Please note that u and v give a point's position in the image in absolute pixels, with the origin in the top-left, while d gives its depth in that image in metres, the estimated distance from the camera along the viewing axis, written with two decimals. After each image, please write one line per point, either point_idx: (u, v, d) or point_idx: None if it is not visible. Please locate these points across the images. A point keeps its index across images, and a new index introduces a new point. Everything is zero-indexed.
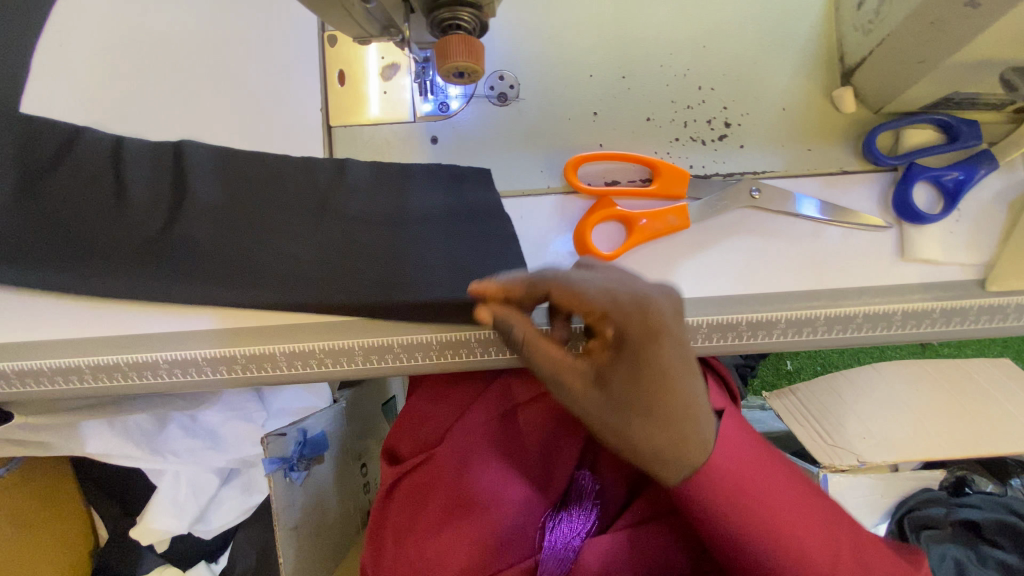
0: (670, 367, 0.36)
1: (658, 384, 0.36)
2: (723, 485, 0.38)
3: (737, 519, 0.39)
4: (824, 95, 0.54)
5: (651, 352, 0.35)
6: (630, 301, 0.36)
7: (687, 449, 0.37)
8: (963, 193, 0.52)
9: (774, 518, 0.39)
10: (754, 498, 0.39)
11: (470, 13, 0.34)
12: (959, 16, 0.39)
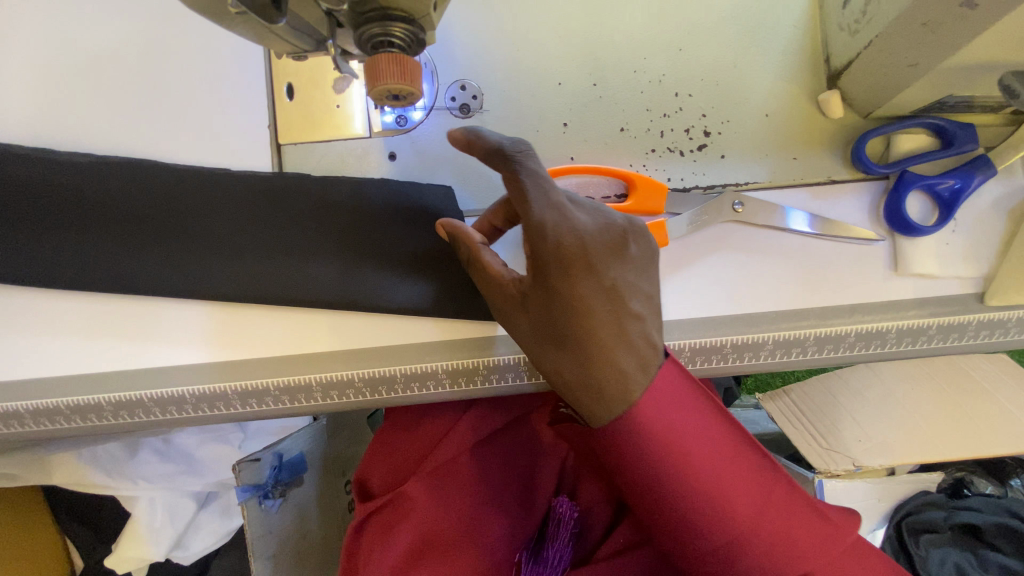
0: (587, 297, 0.37)
1: (574, 311, 0.38)
2: (654, 436, 0.38)
3: (665, 465, 0.38)
4: (810, 100, 0.50)
5: (565, 280, 0.37)
6: (550, 231, 0.36)
7: (612, 383, 0.38)
8: (960, 200, 0.49)
9: (704, 485, 0.38)
10: (687, 449, 0.38)
11: (403, 29, 0.31)
12: (954, 17, 0.35)
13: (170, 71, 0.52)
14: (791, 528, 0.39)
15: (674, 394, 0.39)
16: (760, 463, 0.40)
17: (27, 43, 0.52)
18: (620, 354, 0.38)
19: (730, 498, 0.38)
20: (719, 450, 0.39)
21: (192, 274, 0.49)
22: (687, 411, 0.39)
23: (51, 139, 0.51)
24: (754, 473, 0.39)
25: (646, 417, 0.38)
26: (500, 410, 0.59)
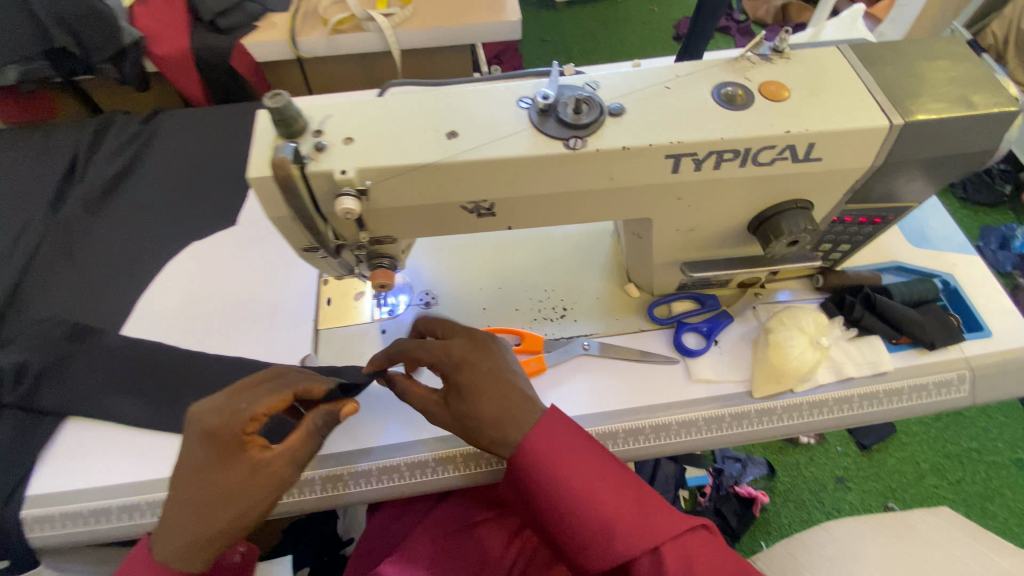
0: (477, 376, 0.62)
1: (465, 390, 0.62)
2: (542, 450, 0.59)
3: (550, 473, 0.58)
4: (620, 288, 0.89)
5: (462, 369, 0.63)
6: (438, 349, 0.65)
7: (499, 428, 0.60)
8: (714, 335, 0.83)
9: (579, 485, 0.58)
10: (564, 462, 0.58)
11: (388, 261, 0.67)
12: (639, 242, 0.74)
13: (257, 296, 0.91)
14: (644, 513, 0.57)
15: (553, 424, 0.60)
16: (618, 471, 0.60)
17: (177, 289, 0.93)
18: (509, 401, 0.61)
19: (596, 495, 0.57)
20: (589, 470, 0.59)
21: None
22: (565, 437, 0.59)
23: (177, 338, 0.87)
24: (613, 477, 0.59)
25: (534, 440, 0.59)
26: (456, 512, 0.81)
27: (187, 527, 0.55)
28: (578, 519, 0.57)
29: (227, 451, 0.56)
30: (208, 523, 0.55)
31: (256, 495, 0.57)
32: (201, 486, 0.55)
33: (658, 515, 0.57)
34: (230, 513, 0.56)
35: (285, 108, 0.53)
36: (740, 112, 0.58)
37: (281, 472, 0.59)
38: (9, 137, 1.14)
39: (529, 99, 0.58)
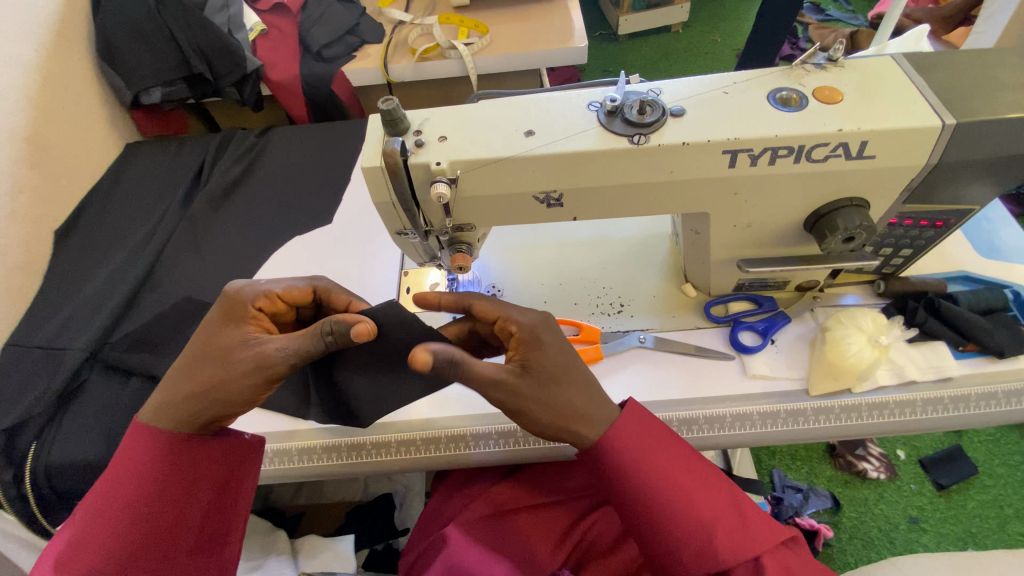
0: (560, 346, 0.65)
1: (551, 353, 0.64)
2: (643, 446, 0.63)
3: (654, 470, 0.62)
4: (677, 288, 0.93)
5: (547, 337, 0.65)
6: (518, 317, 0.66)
7: (585, 397, 0.64)
8: (771, 333, 0.85)
9: (681, 485, 0.62)
10: (665, 462, 0.63)
11: (466, 246, 0.76)
12: (697, 239, 0.79)
13: (344, 284, 1.03)
14: (743, 521, 0.62)
15: (649, 423, 0.65)
16: (712, 476, 0.65)
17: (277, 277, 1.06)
18: (590, 376, 0.66)
19: (699, 497, 0.62)
20: (689, 472, 0.63)
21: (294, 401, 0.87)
22: (662, 438, 0.65)
23: None
24: (710, 482, 0.64)
25: (631, 432, 0.64)
26: (517, 491, 0.85)
27: (182, 387, 0.64)
28: (684, 525, 0.61)
29: (239, 320, 0.67)
30: (197, 391, 0.63)
31: (237, 367, 0.63)
32: (210, 339, 0.66)
33: (755, 523, 0.62)
34: (214, 380, 0.63)
35: (393, 110, 0.64)
36: (794, 114, 0.63)
37: (252, 355, 0.63)
38: (150, 148, 1.36)
39: (598, 103, 0.66)
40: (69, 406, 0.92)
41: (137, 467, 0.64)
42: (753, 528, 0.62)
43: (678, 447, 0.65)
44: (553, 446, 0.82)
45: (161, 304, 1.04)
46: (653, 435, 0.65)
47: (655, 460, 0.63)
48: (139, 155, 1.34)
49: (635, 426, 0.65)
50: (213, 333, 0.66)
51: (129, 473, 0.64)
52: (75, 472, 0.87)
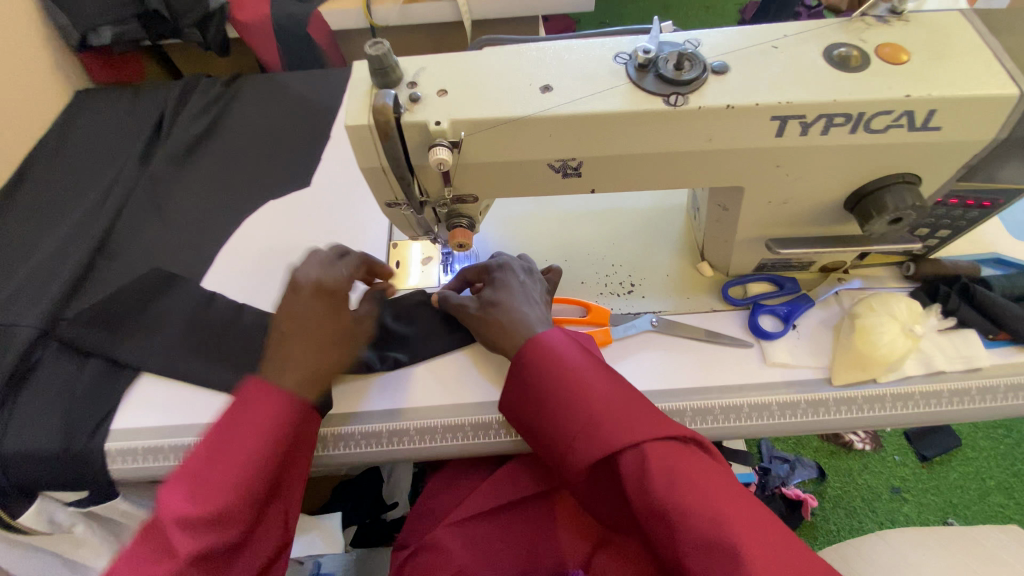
0: (512, 287, 0.73)
1: (502, 291, 0.72)
2: (564, 366, 0.63)
3: (573, 387, 0.61)
4: (692, 266, 0.86)
5: (506, 280, 0.74)
6: (495, 267, 0.76)
7: (526, 327, 0.68)
8: (793, 319, 0.79)
9: (601, 407, 0.59)
10: (586, 386, 0.61)
11: (467, 220, 0.67)
12: (723, 214, 0.70)
13: (327, 256, 0.94)
14: (670, 459, 0.56)
15: (584, 353, 0.64)
16: (651, 410, 0.60)
17: (251, 247, 0.96)
18: (537, 316, 0.69)
19: (620, 423, 0.58)
20: (615, 396, 0.60)
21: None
22: (594, 366, 0.63)
23: (250, 292, 0.91)
24: (644, 412, 0.59)
25: (555, 352, 0.64)
26: (516, 483, 0.78)
27: (296, 370, 0.66)
28: (599, 443, 0.58)
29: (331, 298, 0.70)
30: (315, 373, 0.67)
31: (339, 355, 0.70)
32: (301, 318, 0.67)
33: (686, 468, 0.55)
34: (322, 365, 0.68)
35: (384, 57, 0.53)
36: (853, 75, 0.54)
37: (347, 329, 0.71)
38: (102, 97, 1.21)
39: (627, 55, 0.56)
40: (21, 389, 0.81)
41: (258, 449, 0.60)
42: (691, 492, 0.54)
43: (625, 393, 0.61)
44: None
45: (123, 276, 0.93)
46: (596, 376, 0.62)
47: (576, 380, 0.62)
48: (89, 105, 1.19)
49: (576, 366, 0.62)
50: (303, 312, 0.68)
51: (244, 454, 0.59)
52: (31, 463, 0.77)
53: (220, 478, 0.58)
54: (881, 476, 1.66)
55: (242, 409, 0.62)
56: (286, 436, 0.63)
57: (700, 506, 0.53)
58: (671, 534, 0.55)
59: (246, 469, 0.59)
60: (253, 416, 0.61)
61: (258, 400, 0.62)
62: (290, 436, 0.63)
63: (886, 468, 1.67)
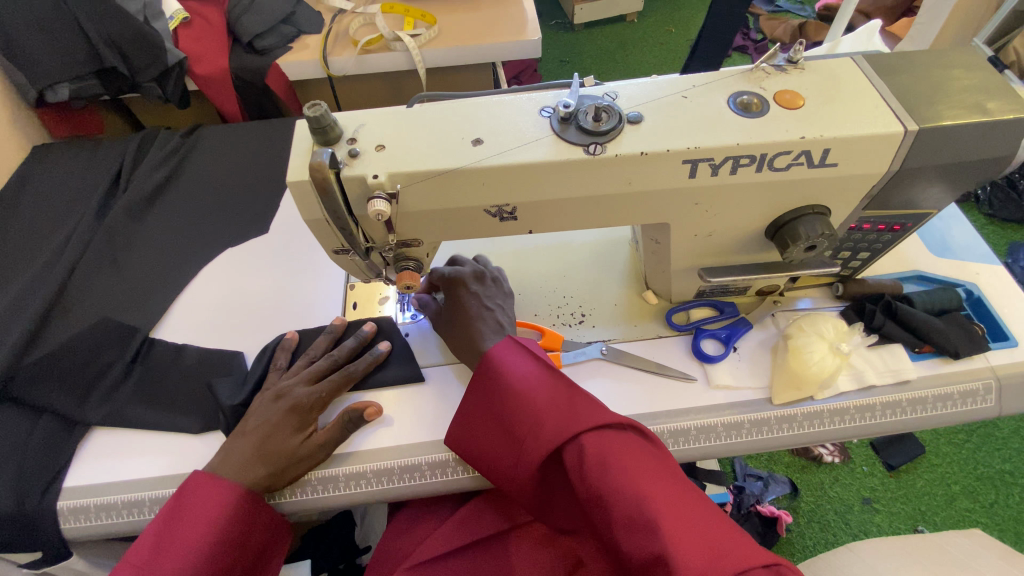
0: (464, 296, 0.78)
1: (453, 305, 0.78)
2: (508, 370, 0.66)
3: (515, 392, 0.64)
4: (638, 294, 0.90)
5: (455, 292, 0.78)
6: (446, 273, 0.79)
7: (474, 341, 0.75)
8: (733, 341, 0.83)
9: (541, 409, 0.62)
10: (527, 388, 0.64)
11: (415, 263, 0.70)
12: (657, 247, 0.75)
13: (285, 300, 0.96)
14: (610, 450, 0.57)
15: (525, 356, 0.67)
16: (593, 404, 0.62)
17: (208, 295, 0.97)
18: (483, 328, 0.75)
19: (559, 421, 0.60)
20: (555, 395, 0.63)
21: (227, 388, 0.84)
22: (535, 369, 0.65)
23: (208, 340, 0.92)
24: (586, 406, 0.61)
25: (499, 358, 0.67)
26: (468, 525, 0.79)
27: (258, 442, 0.74)
28: (542, 443, 0.60)
29: (330, 392, 0.80)
30: (267, 453, 0.74)
31: (303, 451, 0.75)
32: (298, 395, 0.78)
33: (626, 458, 0.57)
34: (278, 449, 0.74)
35: (322, 117, 0.56)
36: (755, 120, 0.60)
37: (302, 423, 0.77)
38: (60, 151, 1.21)
39: (551, 108, 0.61)
40: None
41: (203, 536, 0.68)
42: (622, 473, 0.55)
43: (566, 389, 0.63)
44: None
45: (77, 328, 0.92)
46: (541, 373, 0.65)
47: (518, 383, 0.64)
48: (47, 160, 1.20)
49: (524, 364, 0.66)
50: (306, 392, 0.78)
51: (193, 541, 0.67)
52: None
53: (168, 561, 0.65)
54: (852, 488, 1.69)
55: (194, 494, 0.71)
56: (232, 526, 0.70)
57: (631, 486, 0.54)
58: (609, 522, 0.55)
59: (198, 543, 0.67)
60: (203, 506, 0.70)
61: (205, 488, 0.71)
62: (237, 526, 0.70)
63: (855, 480, 1.70)
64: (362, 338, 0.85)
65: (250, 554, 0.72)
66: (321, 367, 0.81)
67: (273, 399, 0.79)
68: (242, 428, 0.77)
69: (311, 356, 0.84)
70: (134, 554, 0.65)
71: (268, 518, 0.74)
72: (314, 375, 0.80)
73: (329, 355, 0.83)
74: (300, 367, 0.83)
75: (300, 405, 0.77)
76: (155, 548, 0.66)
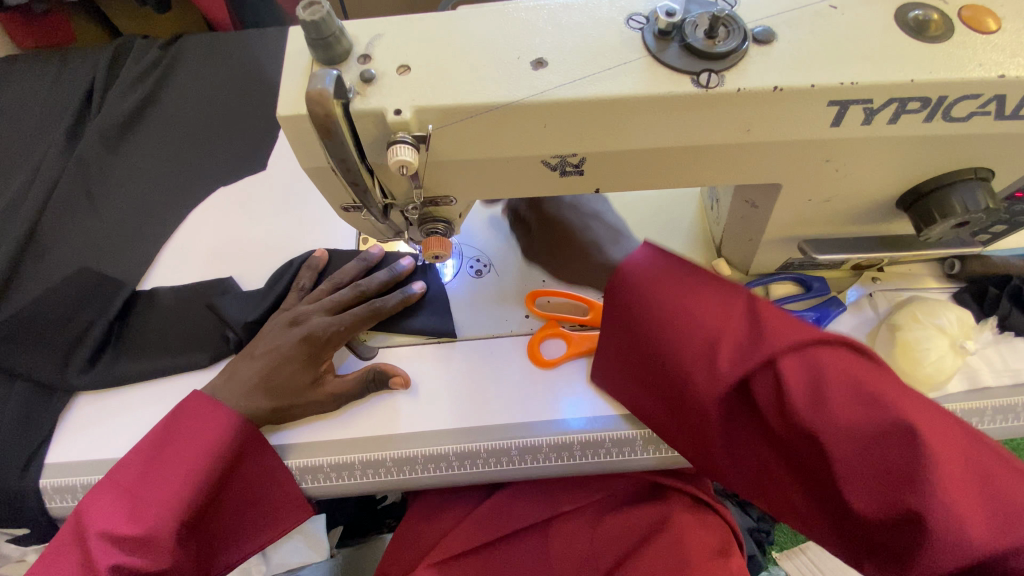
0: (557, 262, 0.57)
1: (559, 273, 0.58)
2: (637, 275, 0.52)
3: (667, 308, 0.50)
4: (707, 263, 0.75)
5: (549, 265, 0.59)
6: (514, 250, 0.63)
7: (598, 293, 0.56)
8: (823, 326, 0.69)
9: (709, 324, 0.48)
10: (687, 307, 0.49)
11: (444, 227, 0.55)
12: (752, 212, 0.59)
13: (290, 249, 0.82)
14: (821, 377, 0.43)
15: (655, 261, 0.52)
16: (795, 321, 0.46)
17: (201, 242, 0.84)
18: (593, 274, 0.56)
19: (732, 340, 0.46)
20: (724, 308, 0.48)
21: (235, 307, 0.74)
22: (687, 277, 0.51)
23: (198, 291, 0.78)
24: (780, 317, 0.46)
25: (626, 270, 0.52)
26: (501, 515, 0.73)
27: (263, 370, 0.66)
28: (715, 360, 0.46)
29: (350, 329, 0.69)
30: (271, 388, 0.66)
31: (313, 395, 0.67)
32: (314, 325, 0.68)
33: (862, 385, 0.42)
34: (284, 384, 0.66)
35: (323, 22, 0.40)
36: (932, 45, 0.42)
37: (316, 363, 0.68)
38: (24, 63, 1.03)
39: (643, 18, 0.43)
40: None
41: (191, 466, 0.60)
42: (851, 405, 0.41)
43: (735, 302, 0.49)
44: (548, 465, 0.66)
45: (53, 279, 0.80)
46: (708, 286, 0.50)
47: (666, 296, 0.50)
48: (9, 74, 1.02)
49: (683, 279, 0.51)
50: (324, 323, 0.68)
51: (181, 470, 0.59)
52: None
53: (154, 487, 0.59)
54: None
55: (185, 417, 0.63)
56: (224, 462, 0.61)
57: (875, 424, 0.40)
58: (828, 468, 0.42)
59: (182, 469, 0.59)
60: (195, 434, 0.62)
61: (201, 413, 0.63)
62: (227, 459, 0.62)
63: None
64: (396, 274, 0.73)
65: (244, 491, 0.64)
66: (346, 296, 0.70)
67: (290, 324, 0.69)
68: (252, 350, 0.69)
69: (335, 279, 0.73)
70: (125, 473, 0.60)
71: (266, 460, 0.65)
72: (336, 305, 0.70)
73: (356, 285, 0.71)
74: (323, 291, 0.72)
75: (315, 338, 0.67)
76: (143, 470, 0.60)
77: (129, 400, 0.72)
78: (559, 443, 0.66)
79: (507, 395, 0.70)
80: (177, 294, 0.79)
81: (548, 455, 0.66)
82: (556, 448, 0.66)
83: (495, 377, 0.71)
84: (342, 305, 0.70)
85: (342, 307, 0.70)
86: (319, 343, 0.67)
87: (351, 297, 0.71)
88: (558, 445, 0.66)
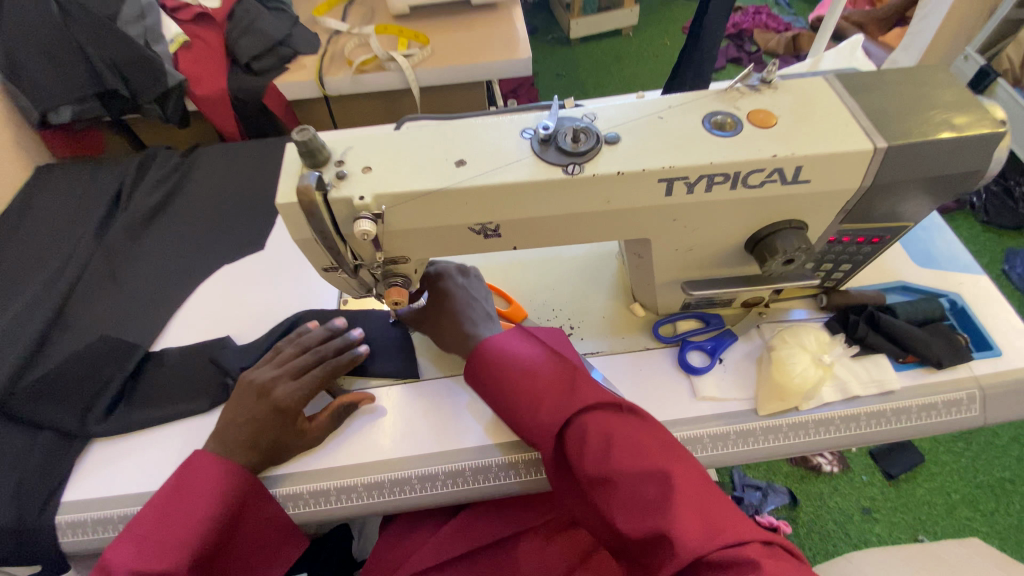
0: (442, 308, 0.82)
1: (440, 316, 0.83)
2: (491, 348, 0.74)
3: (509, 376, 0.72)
4: (626, 306, 0.91)
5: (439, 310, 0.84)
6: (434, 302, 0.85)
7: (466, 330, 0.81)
8: (719, 353, 0.84)
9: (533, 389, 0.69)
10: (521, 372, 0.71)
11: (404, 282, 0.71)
12: (641, 261, 0.76)
13: (282, 311, 0.98)
14: (601, 443, 0.63)
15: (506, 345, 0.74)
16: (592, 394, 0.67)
17: (205, 309, 0.99)
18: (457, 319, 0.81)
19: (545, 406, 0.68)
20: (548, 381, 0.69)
21: (234, 357, 0.89)
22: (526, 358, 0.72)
23: (202, 349, 0.92)
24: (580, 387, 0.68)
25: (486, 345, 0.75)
26: (466, 535, 0.82)
27: (241, 440, 0.75)
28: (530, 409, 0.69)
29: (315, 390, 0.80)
30: (253, 451, 0.75)
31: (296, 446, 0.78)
32: (282, 394, 0.78)
33: (621, 447, 0.62)
34: (266, 447, 0.76)
35: (310, 141, 0.58)
36: (728, 139, 0.62)
37: (292, 425, 0.78)
38: (64, 171, 1.24)
39: (531, 130, 0.63)
40: None
41: (199, 514, 0.70)
42: (610, 455, 0.62)
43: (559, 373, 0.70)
44: (499, 485, 0.78)
45: (77, 345, 0.94)
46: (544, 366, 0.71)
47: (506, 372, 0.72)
48: (50, 181, 1.22)
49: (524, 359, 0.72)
50: (289, 391, 0.78)
51: (193, 515, 0.69)
52: None
53: (166, 532, 0.68)
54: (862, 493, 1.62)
55: (191, 471, 0.73)
56: (228, 506, 0.72)
57: (630, 467, 0.61)
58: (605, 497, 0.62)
59: (191, 516, 0.69)
60: (200, 485, 0.72)
61: (203, 467, 0.73)
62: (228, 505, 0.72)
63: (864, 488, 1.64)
64: (350, 339, 0.85)
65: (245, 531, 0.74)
66: (307, 362, 0.81)
67: (255, 395, 0.78)
68: (225, 424, 0.77)
69: (294, 347, 0.83)
70: (140, 524, 0.69)
71: (264, 504, 0.75)
72: (298, 372, 0.80)
73: (314, 350, 0.82)
74: (281, 359, 0.82)
75: (286, 407, 0.77)
76: (156, 518, 0.69)
77: (136, 443, 0.83)
78: (506, 462, 0.79)
79: (461, 424, 0.82)
80: (183, 352, 0.93)
81: (498, 474, 0.78)
82: (504, 466, 0.78)
83: (451, 410, 0.84)
84: (303, 370, 0.81)
85: (305, 372, 0.81)
86: (288, 410, 0.77)
87: (311, 363, 0.81)
88: (505, 464, 0.79)
